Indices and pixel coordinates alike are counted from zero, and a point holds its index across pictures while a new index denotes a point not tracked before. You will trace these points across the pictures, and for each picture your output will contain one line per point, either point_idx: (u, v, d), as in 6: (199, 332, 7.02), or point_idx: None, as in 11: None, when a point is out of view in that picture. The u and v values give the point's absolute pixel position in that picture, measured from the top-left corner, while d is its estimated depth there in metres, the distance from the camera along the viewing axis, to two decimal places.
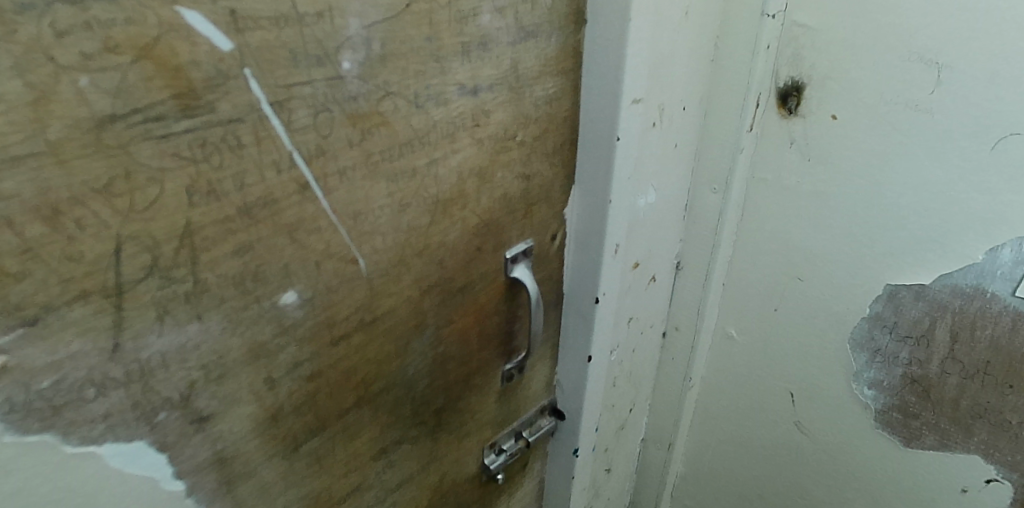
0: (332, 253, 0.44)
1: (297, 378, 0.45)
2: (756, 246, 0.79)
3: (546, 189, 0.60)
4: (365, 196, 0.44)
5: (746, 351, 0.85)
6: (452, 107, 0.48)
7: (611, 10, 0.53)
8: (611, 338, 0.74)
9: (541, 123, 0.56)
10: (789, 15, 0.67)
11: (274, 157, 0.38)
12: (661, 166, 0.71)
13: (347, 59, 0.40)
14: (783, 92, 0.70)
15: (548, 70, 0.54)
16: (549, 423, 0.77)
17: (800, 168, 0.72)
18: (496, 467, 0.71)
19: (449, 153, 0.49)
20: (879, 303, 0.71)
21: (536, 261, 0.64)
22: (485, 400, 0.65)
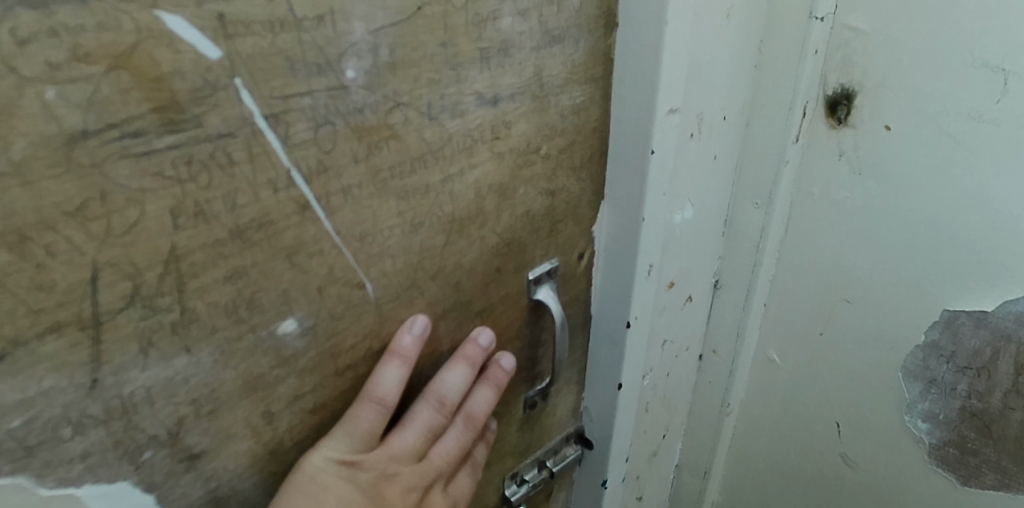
0: (337, 277, 0.42)
1: (298, 411, 0.44)
2: (801, 264, 0.74)
3: (573, 205, 0.58)
4: (374, 215, 0.42)
5: (789, 377, 0.80)
6: (470, 119, 0.45)
7: (645, 12, 0.50)
8: (644, 362, 0.71)
9: (567, 135, 0.53)
10: (839, 18, 0.63)
11: (270, 175, 0.36)
12: (699, 180, 0.67)
13: (351, 67, 0.37)
14: (832, 100, 0.66)
15: (575, 78, 0.51)
16: (574, 451, 0.75)
17: (851, 183, 0.68)
18: (517, 498, 0.70)
19: (467, 169, 0.46)
20: (936, 329, 0.66)
21: (562, 282, 0.61)
22: (506, 427, 0.65)
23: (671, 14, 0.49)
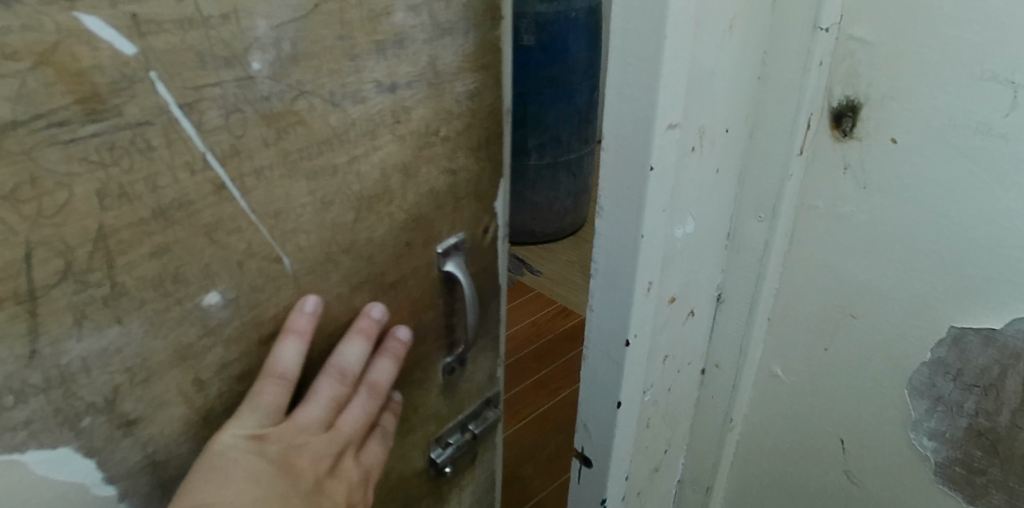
0: (254, 252, 0.46)
1: (226, 378, 0.49)
2: (805, 278, 0.73)
3: (474, 185, 0.61)
4: (286, 194, 0.46)
5: (793, 393, 0.78)
6: (370, 105, 0.48)
7: (644, 28, 0.53)
8: (644, 378, 0.72)
9: (463, 118, 0.56)
10: (844, 28, 0.62)
11: (187, 158, 0.40)
12: (701, 193, 0.67)
13: (256, 59, 0.41)
14: (837, 112, 0.65)
15: (468, 67, 0.54)
16: (493, 413, 0.78)
17: (856, 197, 0.66)
18: (443, 459, 0.73)
19: (370, 150, 0.50)
20: (943, 347, 0.64)
21: (472, 255, 0.64)
22: (427, 393, 0.68)
23: (668, 32, 0.52)
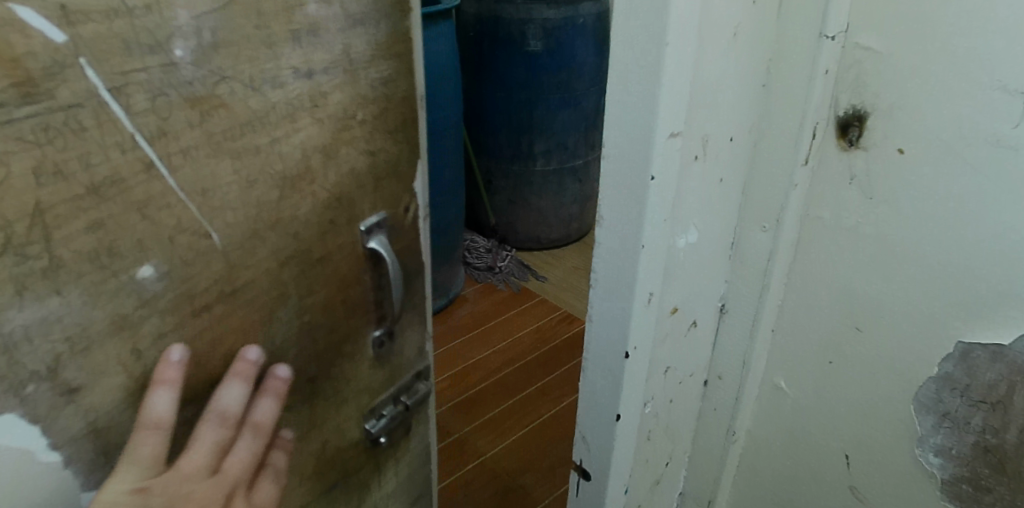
0: (185, 227, 0.43)
1: (164, 349, 0.45)
2: (808, 289, 0.72)
3: (394, 165, 0.57)
4: (212, 173, 0.43)
5: (796, 406, 0.77)
6: (290, 91, 0.46)
7: (646, 34, 0.52)
8: (644, 391, 0.71)
9: (380, 102, 0.53)
10: (851, 36, 0.61)
11: (118, 138, 0.38)
12: (707, 203, 0.66)
13: (179, 47, 0.39)
14: (843, 122, 0.64)
15: (381, 54, 0.51)
16: (425, 386, 0.72)
17: (861, 208, 0.65)
18: (376, 431, 0.67)
19: (290, 133, 0.47)
20: (950, 362, 0.63)
21: (396, 236, 0.60)
22: (358, 368, 0.62)
23: (670, 41, 0.50)
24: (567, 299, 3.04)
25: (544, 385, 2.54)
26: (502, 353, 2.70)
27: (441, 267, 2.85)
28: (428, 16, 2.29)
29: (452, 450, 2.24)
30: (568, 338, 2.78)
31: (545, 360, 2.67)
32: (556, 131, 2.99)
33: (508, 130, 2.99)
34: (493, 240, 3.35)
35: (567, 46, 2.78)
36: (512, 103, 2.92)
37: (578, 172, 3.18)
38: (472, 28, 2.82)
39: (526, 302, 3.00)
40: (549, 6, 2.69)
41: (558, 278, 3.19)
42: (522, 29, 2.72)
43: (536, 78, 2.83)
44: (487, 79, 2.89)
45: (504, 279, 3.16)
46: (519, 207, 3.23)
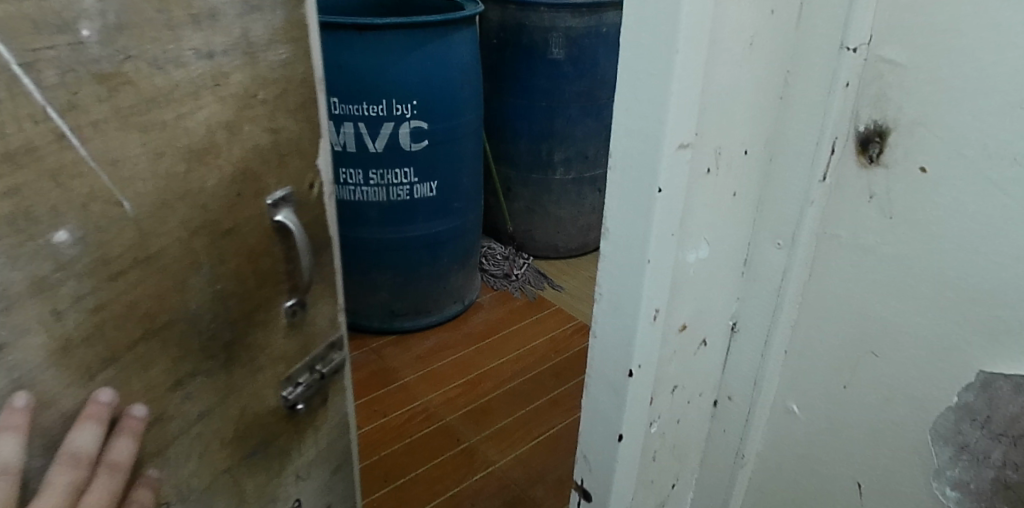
0: (97, 197, 0.50)
1: (82, 310, 0.52)
2: (824, 311, 0.69)
3: (297, 141, 0.68)
4: (121, 146, 0.51)
5: (810, 432, 0.74)
6: (192, 70, 0.55)
7: (655, 40, 0.50)
8: (651, 410, 0.68)
9: (279, 84, 0.63)
10: (875, 49, 0.58)
11: (30, 111, 0.45)
12: (718, 218, 0.63)
13: (85, 28, 0.47)
14: (863, 137, 0.61)
15: (277, 39, 0.61)
16: (338, 356, 0.85)
17: (880, 228, 0.63)
18: (294, 398, 0.79)
19: (194, 109, 0.56)
20: (971, 392, 0.60)
21: (299, 207, 0.71)
22: (272, 338, 0.73)
23: (681, 49, 0.49)
24: (581, 309, 3.03)
25: (556, 396, 2.53)
26: (515, 362, 2.69)
27: (458, 274, 2.85)
28: (454, 21, 2.29)
29: (463, 458, 2.24)
30: (582, 349, 2.77)
31: (558, 371, 2.66)
32: (576, 139, 3.00)
33: (528, 137, 3.01)
34: (511, 247, 3.33)
35: (590, 54, 2.80)
36: (533, 111, 2.93)
37: (597, 182, 3.18)
38: (495, 35, 2.85)
39: (540, 311, 2.99)
40: (573, 14, 2.71)
41: (573, 287, 3.18)
42: (545, 36, 2.74)
43: (557, 86, 2.85)
44: (509, 86, 2.91)
45: (519, 287, 3.15)
46: (537, 215, 3.23)
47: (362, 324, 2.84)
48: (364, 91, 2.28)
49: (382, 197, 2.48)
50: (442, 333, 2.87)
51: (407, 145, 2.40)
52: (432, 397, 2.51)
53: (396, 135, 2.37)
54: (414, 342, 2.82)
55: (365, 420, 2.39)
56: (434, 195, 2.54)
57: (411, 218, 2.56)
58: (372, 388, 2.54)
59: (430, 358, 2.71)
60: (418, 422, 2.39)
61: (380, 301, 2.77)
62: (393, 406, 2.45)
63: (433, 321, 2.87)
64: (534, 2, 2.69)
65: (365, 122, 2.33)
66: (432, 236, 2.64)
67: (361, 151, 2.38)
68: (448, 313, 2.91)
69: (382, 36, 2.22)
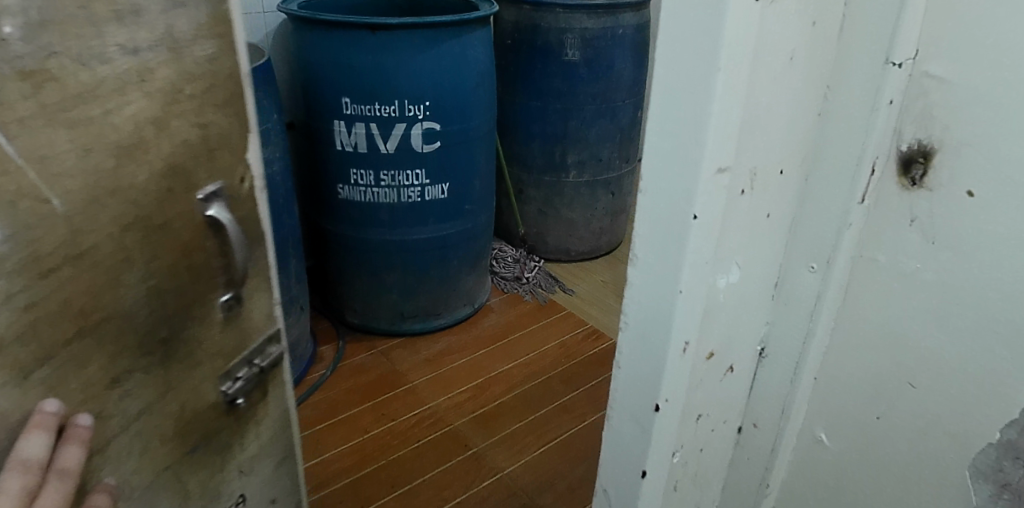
0: (25, 193, 0.44)
1: (13, 308, 0.45)
2: (858, 338, 0.66)
3: (226, 138, 0.60)
4: (49, 142, 0.44)
5: (837, 461, 0.72)
6: (118, 65, 0.48)
7: (693, 59, 0.49)
8: (676, 439, 0.66)
9: (207, 78, 0.56)
10: (920, 64, 0.55)
11: None
12: (749, 242, 0.60)
13: (5, 23, 0.41)
14: (905, 157, 0.58)
15: (204, 34, 0.54)
16: (277, 349, 0.75)
17: (922, 252, 0.59)
18: (234, 392, 0.70)
19: (121, 105, 0.49)
20: (1014, 430, 0.57)
21: (232, 201, 0.63)
22: (209, 331, 0.64)
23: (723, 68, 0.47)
24: (593, 313, 3.00)
25: (567, 402, 2.51)
26: (525, 366, 2.67)
27: (469, 276, 2.85)
28: (466, 23, 2.35)
29: (471, 464, 2.23)
30: (594, 355, 2.74)
31: (569, 376, 2.63)
32: (589, 141, 3.01)
33: (541, 139, 3.02)
34: (522, 250, 3.32)
35: (606, 56, 2.83)
36: (547, 113, 2.95)
37: (611, 184, 3.18)
38: (510, 36, 2.88)
39: (551, 315, 2.97)
40: (589, 15, 2.74)
41: (585, 291, 3.15)
42: (561, 37, 2.78)
43: (572, 88, 2.87)
44: (523, 88, 2.94)
45: (530, 290, 3.12)
46: (549, 217, 3.22)
47: (371, 325, 2.83)
48: (377, 92, 2.32)
49: (393, 198, 2.51)
50: (451, 336, 2.85)
51: (418, 147, 2.43)
52: (441, 400, 2.50)
53: (408, 136, 2.41)
54: (424, 345, 2.80)
55: (374, 423, 2.39)
56: (444, 197, 2.57)
57: (422, 219, 2.59)
58: (381, 391, 2.54)
59: (439, 361, 2.70)
60: (426, 427, 2.38)
61: (389, 302, 2.77)
62: (401, 410, 2.45)
63: (443, 323, 2.87)
64: (550, 3, 2.73)
65: (377, 123, 2.37)
66: (442, 238, 2.66)
67: (373, 153, 2.42)
68: (458, 316, 2.90)
69: (395, 38, 2.28)
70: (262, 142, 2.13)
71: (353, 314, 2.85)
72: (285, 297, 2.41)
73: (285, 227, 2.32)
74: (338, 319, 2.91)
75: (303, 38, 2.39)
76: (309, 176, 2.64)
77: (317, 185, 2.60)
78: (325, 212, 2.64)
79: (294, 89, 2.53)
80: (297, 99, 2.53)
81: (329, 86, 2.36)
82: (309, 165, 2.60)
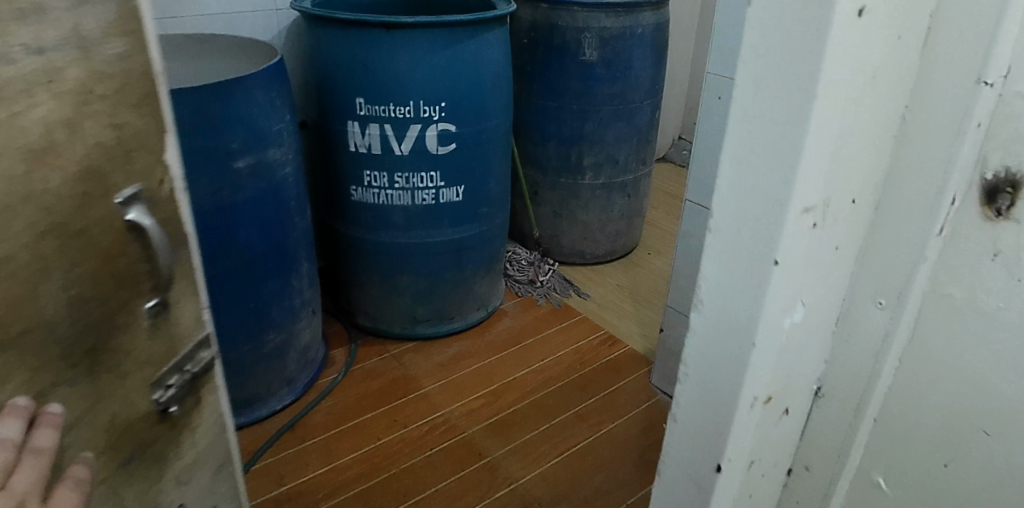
0: None
1: None
2: (929, 354, 0.72)
3: (141, 138, 0.72)
4: None
5: (913, 466, 0.78)
6: (23, 65, 0.57)
7: (787, 107, 0.56)
8: (750, 447, 0.74)
9: (118, 77, 0.67)
10: (1008, 88, 0.60)
11: None
12: (824, 266, 0.67)
13: None
14: (989, 185, 0.63)
15: (113, 32, 0.65)
16: (207, 353, 0.89)
17: (997, 274, 0.65)
18: (166, 399, 0.83)
19: (30, 106, 0.58)
20: None
21: (152, 202, 0.75)
22: (137, 339, 0.77)
23: (818, 98, 0.54)
24: (608, 318, 2.95)
25: (582, 411, 2.46)
26: (540, 373, 2.63)
27: (482, 279, 2.81)
28: (484, 22, 2.31)
29: (485, 474, 2.19)
30: (609, 362, 2.69)
31: (584, 383, 2.59)
32: (606, 143, 2.97)
33: (557, 140, 2.99)
34: (536, 252, 3.27)
35: (624, 56, 2.80)
36: (563, 114, 2.91)
37: (628, 187, 3.13)
38: (526, 34, 2.85)
39: (566, 320, 2.92)
40: (607, 14, 2.72)
41: (600, 296, 3.10)
42: (578, 37, 2.75)
43: (589, 88, 2.84)
44: (539, 88, 2.90)
45: (544, 294, 3.07)
46: (564, 219, 3.17)
47: (383, 329, 2.79)
48: (392, 93, 2.28)
49: (407, 201, 2.48)
50: (465, 340, 2.81)
51: (433, 149, 2.40)
52: (454, 407, 2.46)
53: (423, 137, 2.37)
54: (436, 349, 2.76)
55: (386, 430, 2.36)
56: (459, 199, 2.53)
57: (436, 222, 2.55)
58: (392, 397, 2.51)
59: (452, 367, 2.66)
60: (439, 435, 2.34)
61: (402, 305, 2.72)
62: (413, 417, 2.41)
63: (456, 327, 2.82)
64: (568, 2, 2.71)
65: (392, 124, 2.33)
66: (456, 241, 2.62)
67: (386, 154, 2.39)
68: (471, 320, 2.85)
69: (412, 37, 2.24)
70: (277, 142, 2.09)
71: (365, 317, 2.81)
72: (297, 300, 2.37)
73: (298, 228, 2.28)
74: (349, 322, 2.87)
75: (317, 37, 2.36)
76: (321, 177, 2.61)
77: (329, 186, 2.57)
78: (337, 214, 2.61)
79: (308, 89, 2.50)
80: (309, 99, 2.50)
81: (344, 86, 2.33)
82: (322, 165, 2.56)
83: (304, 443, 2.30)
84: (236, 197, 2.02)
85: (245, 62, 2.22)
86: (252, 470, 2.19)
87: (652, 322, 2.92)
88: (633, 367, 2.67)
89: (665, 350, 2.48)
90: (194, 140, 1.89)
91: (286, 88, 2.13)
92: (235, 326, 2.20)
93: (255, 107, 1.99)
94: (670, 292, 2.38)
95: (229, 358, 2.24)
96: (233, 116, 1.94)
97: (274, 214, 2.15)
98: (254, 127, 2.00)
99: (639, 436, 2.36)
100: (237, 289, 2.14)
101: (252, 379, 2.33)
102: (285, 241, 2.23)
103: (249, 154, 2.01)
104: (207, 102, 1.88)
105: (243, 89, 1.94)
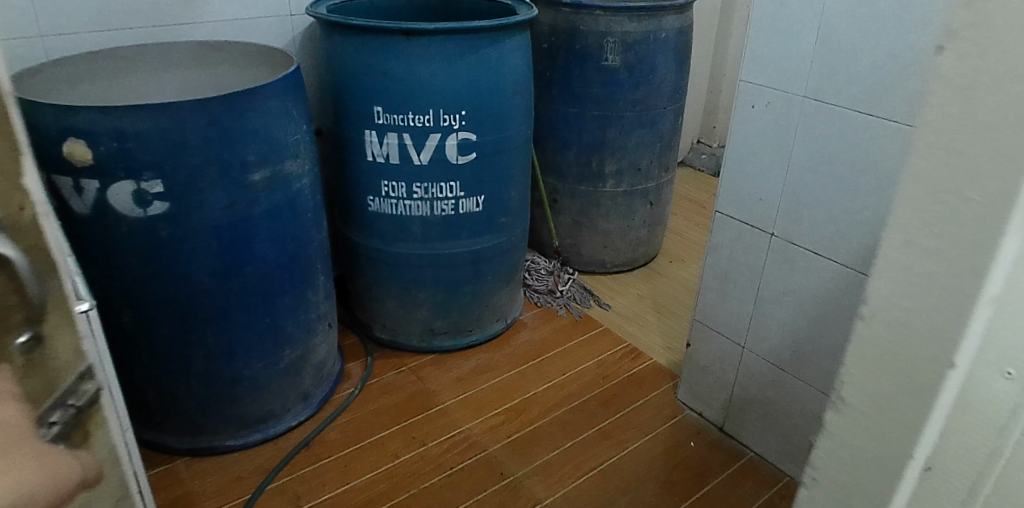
0: None
1: None
2: None
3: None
4: None
5: None
6: None
7: (1010, 187, 0.53)
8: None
9: None
10: None
11: None
12: None
13: None
14: None
15: None
16: (90, 385, 0.93)
17: None
18: (51, 434, 0.86)
19: None
20: None
21: (10, 231, 0.76)
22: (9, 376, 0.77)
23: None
24: (630, 330, 2.87)
25: (606, 427, 2.38)
26: (561, 387, 2.56)
27: (501, 291, 2.74)
28: (505, 27, 2.24)
29: (508, 494, 2.12)
30: (632, 375, 2.61)
31: (607, 398, 2.51)
32: (628, 150, 2.90)
33: (577, 147, 2.92)
34: (556, 261, 3.20)
35: (647, 60, 2.73)
36: (584, 120, 2.84)
37: (649, 194, 3.06)
38: (546, 39, 2.78)
39: (587, 332, 2.84)
40: (630, 18, 2.65)
41: (621, 306, 3.02)
42: (600, 42, 2.68)
43: (611, 94, 2.77)
44: (559, 94, 2.83)
45: (564, 304, 3.00)
46: (584, 227, 3.10)
47: (400, 341, 2.73)
48: (412, 101, 2.22)
49: (426, 211, 2.41)
50: (483, 353, 2.74)
51: (453, 158, 2.33)
52: (474, 423, 2.39)
53: (443, 146, 2.30)
54: (454, 363, 2.69)
55: (404, 448, 2.29)
56: (479, 209, 2.47)
57: (456, 233, 2.48)
58: (410, 413, 2.44)
59: (471, 380, 2.59)
60: (459, 452, 2.28)
61: (420, 317, 2.66)
62: (432, 434, 2.35)
63: (475, 340, 2.75)
64: (590, 5, 2.64)
65: (411, 133, 2.27)
66: (476, 252, 2.55)
67: (405, 164, 2.32)
68: (490, 332, 2.79)
69: (432, 44, 2.18)
70: (293, 153, 2.02)
71: (382, 329, 2.75)
72: (313, 315, 2.31)
73: (314, 241, 2.22)
74: (365, 334, 2.81)
75: (334, 44, 2.29)
76: (337, 187, 2.55)
77: (345, 196, 2.51)
78: (353, 224, 2.55)
79: (323, 97, 2.44)
80: (325, 107, 2.44)
81: (361, 94, 2.26)
82: (337, 175, 2.50)
83: (320, 461, 2.24)
84: (252, 210, 1.96)
85: (256, 71, 2.15)
86: (267, 490, 2.13)
87: (675, 334, 2.84)
88: (657, 381, 2.59)
89: (691, 365, 2.40)
90: (209, 152, 1.82)
91: (302, 97, 2.07)
92: (250, 343, 2.14)
93: (271, 118, 1.92)
94: (697, 306, 2.30)
95: (244, 375, 2.18)
96: (249, 127, 1.87)
97: (291, 227, 2.08)
98: (270, 138, 1.93)
99: (666, 455, 2.28)
100: (252, 304, 2.08)
101: (266, 396, 2.27)
102: (301, 255, 2.16)
103: (265, 166, 1.94)
104: (223, 114, 1.82)
105: (259, 99, 1.88)
